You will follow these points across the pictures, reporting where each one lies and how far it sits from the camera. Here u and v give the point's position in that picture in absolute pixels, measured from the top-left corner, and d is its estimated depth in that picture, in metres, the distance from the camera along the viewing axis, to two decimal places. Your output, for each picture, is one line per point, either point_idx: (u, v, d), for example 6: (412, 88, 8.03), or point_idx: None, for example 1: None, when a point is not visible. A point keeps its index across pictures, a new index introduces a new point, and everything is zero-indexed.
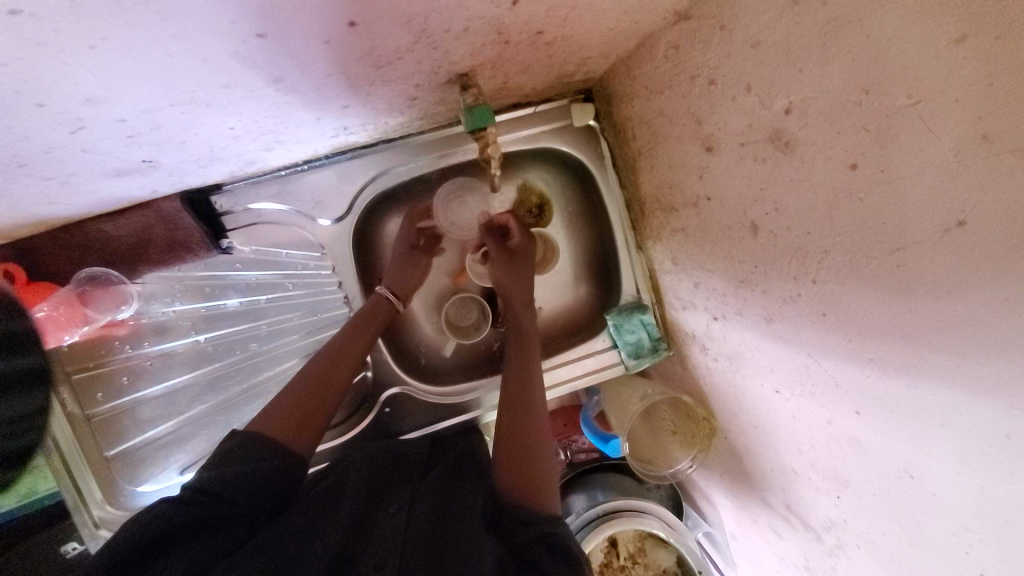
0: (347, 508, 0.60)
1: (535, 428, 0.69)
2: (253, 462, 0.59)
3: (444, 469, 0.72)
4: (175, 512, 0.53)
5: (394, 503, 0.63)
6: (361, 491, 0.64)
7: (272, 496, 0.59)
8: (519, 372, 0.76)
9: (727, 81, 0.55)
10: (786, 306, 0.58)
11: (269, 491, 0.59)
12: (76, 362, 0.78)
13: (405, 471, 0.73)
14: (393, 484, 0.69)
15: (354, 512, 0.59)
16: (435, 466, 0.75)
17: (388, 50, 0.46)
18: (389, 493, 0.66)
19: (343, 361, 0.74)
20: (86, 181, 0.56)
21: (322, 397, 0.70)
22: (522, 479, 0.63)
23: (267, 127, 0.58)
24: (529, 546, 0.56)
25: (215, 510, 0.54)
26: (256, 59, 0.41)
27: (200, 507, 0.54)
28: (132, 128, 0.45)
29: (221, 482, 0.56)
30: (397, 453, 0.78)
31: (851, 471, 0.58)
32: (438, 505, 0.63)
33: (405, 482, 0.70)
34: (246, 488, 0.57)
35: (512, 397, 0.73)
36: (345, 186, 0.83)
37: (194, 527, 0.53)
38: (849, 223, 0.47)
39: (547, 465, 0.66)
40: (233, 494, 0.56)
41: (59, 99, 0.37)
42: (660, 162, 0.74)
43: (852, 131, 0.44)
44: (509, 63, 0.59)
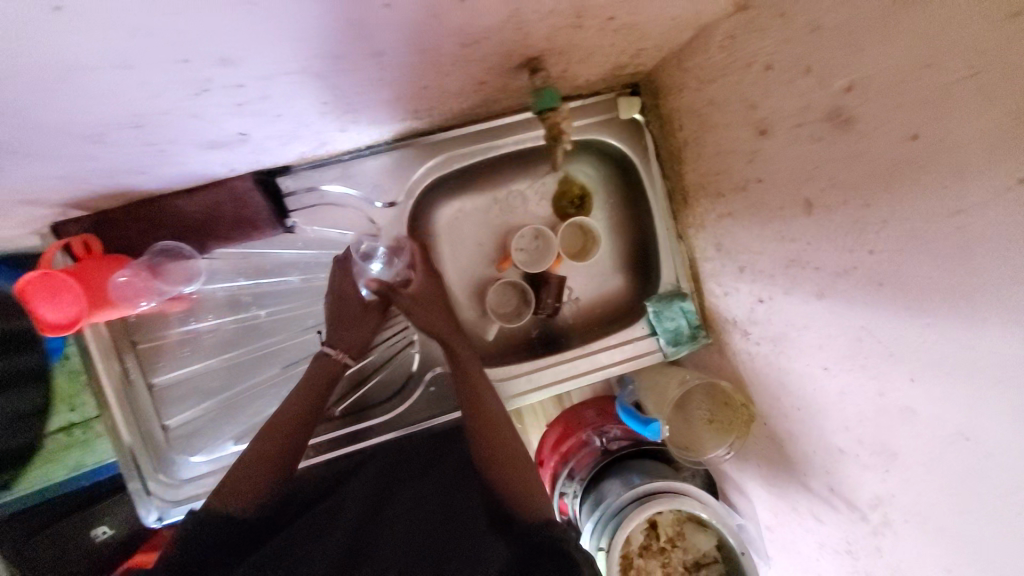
0: (348, 516, 0.66)
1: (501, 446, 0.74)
2: (227, 518, 0.66)
3: (444, 473, 0.77)
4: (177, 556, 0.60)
5: (398, 509, 0.68)
6: (362, 502, 0.70)
7: (252, 535, 0.67)
8: (484, 405, 0.79)
9: (785, 66, 0.59)
10: (840, 280, 0.61)
11: (248, 536, 0.67)
12: (141, 333, 0.83)
13: (409, 473, 0.79)
14: (399, 488, 0.75)
15: (355, 519, 0.66)
16: (443, 463, 0.81)
17: (480, 28, 0.50)
18: (396, 496, 0.72)
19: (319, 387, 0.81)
20: (181, 151, 0.60)
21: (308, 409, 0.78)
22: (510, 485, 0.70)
23: (351, 106, 0.62)
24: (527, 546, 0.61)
25: (208, 553, 0.62)
26: (371, 31, 0.45)
27: (195, 550, 0.61)
28: (246, 95, 0.49)
29: (207, 532, 0.64)
30: (403, 458, 0.84)
31: (900, 442, 0.60)
32: (438, 506, 0.69)
33: (410, 483, 0.76)
34: (230, 537, 0.65)
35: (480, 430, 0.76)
36: (401, 172, 0.87)
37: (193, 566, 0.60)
38: (910, 191, 0.49)
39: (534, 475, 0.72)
40: (220, 545, 0.63)
41: (200, 57, 0.41)
42: (707, 150, 0.77)
43: (912, 105, 0.47)
44: (576, 49, 0.63)
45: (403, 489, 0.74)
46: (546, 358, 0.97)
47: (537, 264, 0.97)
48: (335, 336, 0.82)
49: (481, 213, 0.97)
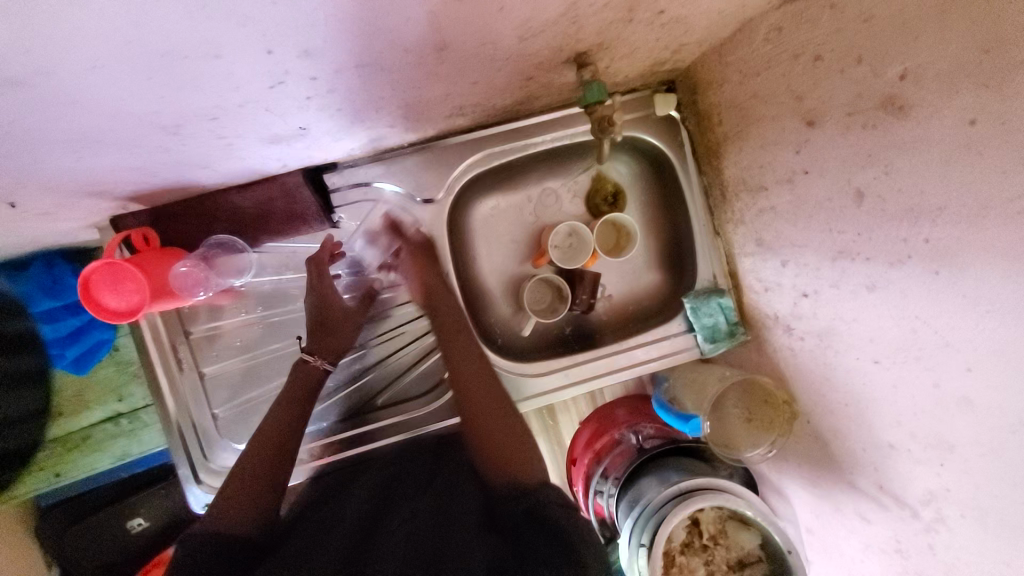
0: (346, 527, 0.61)
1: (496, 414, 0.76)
2: (225, 539, 0.59)
3: (447, 478, 0.71)
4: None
5: (399, 515, 0.62)
6: (360, 512, 0.64)
7: (252, 552, 0.60)
8: (462, 370, 0.80)
9: (835, 56, 0.59)
10: (892, 270, 0.60)
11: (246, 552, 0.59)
12: (191, 323, 0.86)
13: (410, 477, 0.74)
14: (400, 495, 0.68)
15: (352, 530, 0.60)
16: (447, 465, 0.76)
17: (538, 22, 0.52)
18: (397, 501, 0.66)
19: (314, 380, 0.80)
20: (245, 145, 0.63)
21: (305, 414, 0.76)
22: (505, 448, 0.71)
23: (405, 101, 0.64)
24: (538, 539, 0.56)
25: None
26: (438, 25, 0.47)
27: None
28: (314, 88, 0.52)
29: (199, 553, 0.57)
30: (403, 463, 0.79)
31: (959, 435, 0.59)
32: (438, 512, 0.63)
33: (411, 491, 0.69)
34: (224, 557, 0.57)
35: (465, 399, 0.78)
36: (442, 169, 0.89)
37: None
38: (969, 178, 0.49)
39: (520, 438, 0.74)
40: (219, 562, 0.56)
41: (283, 49, 0.43)
42: (749, 144, 0.78)
43: (972, 90, 0.47)
44: (623, 44, 0.65)
45: (404, 497, 0.68)
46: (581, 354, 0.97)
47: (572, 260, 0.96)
48: (316, 342, 0.82)
49: (516, 211, 0.99)
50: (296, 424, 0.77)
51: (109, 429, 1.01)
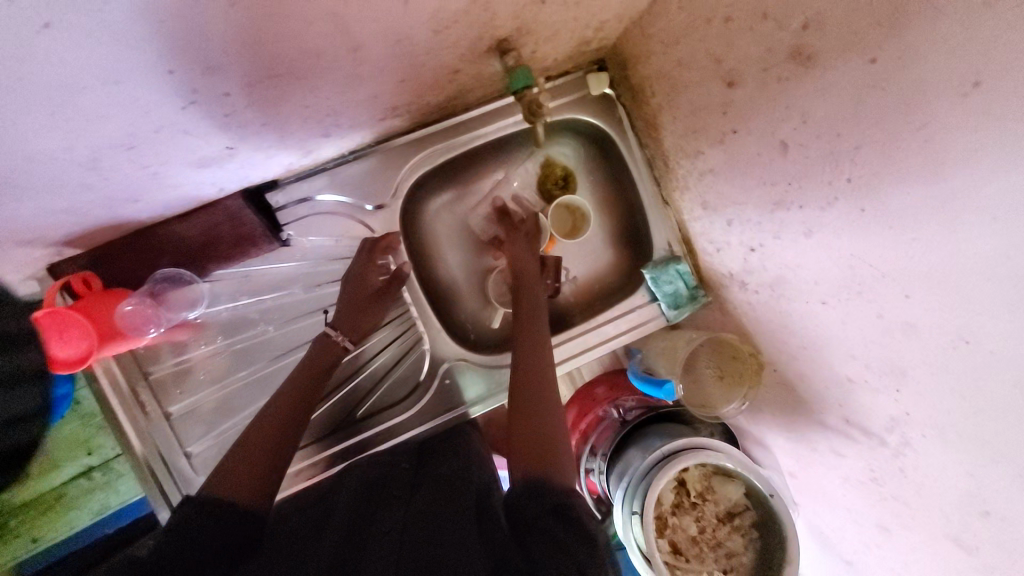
0: (335, 532, 0.59)
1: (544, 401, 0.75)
2: (218, 515, 0.59)
3: (435, 480, 0.70)
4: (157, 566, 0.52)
5: (387, 520, 0.61)
6: (348, 514, 0.63)
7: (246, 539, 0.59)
8: (534, 337, 0.82)
9: (743, 15, 0.61)
10: (823, 214, 0.63)
11: (238, 537, 0.58)
12: (152, 364, 0.84)
13: (392, 489, 0.70)
14: (386, 501, 0.67)
15: (342, 533, 0.58)
16: (432, 473, 0.73)
17: (448, 13, 0.52)
18: (381, 511, 0.63)
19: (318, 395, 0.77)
20: (173, 172, 0.61)
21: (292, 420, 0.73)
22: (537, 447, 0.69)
23: (332, 108, 0.63)
24: (544, 518, 0.57)
25: (197, 560, 0.54)
26: (344, 26, 0.47)
27: (173, 563, 0.53)
28: (231, 105, 0.51)
29: (187, 536, 0.56)
30: (385, 469, 0.76)
31: (907, 359, 0.62)
32: (428, 512, 0.62)
33: (400, 497, 0.68)
34: (216, 541, 0.56)
35: (525, 369, 0.79)
36: (388, 173, 0.89)
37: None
38: (876, 115, 0.52)
39: (561, 441, 0.70)
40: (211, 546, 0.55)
41: (186, 67, 0.42)
42: (681, 112, 0.80)
43: (868, 30, 0.49)
44: (541, 27, 0.65)
45: (394, 501, 0.66)
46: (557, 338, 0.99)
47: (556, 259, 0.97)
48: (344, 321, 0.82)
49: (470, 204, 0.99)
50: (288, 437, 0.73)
51: (83, 483, 0.98)
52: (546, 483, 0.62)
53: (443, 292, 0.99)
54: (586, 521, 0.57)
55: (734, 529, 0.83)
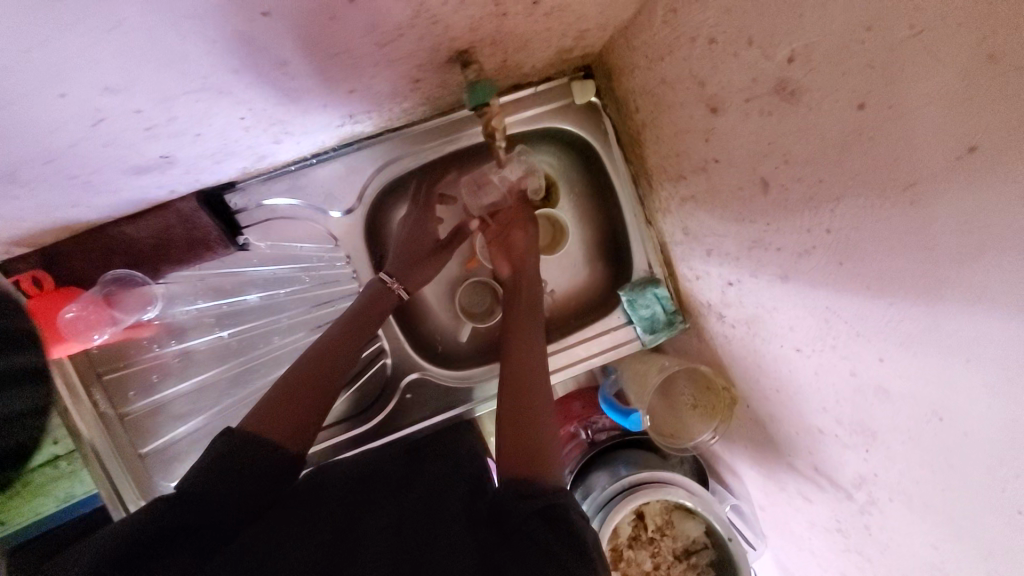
0: (333, 521, 0.59)
1: (533, 406, 0.73)
2: (239, 463, 0.58)
3: (433, 477, 0.68)
4: (171, 510, 0.52)
5: (381, 516, 0.60)
6: (344, 508, 0.62)
7: (262, 490, 0.58)
8: (523, 341, 0.81)
9: (727, 38, 0.55)
10: (801, 261, 0.58)
11: (255, 486, 0.58)
12: (106, 363, 0.80)
13: (387, 482, 0.69)
14: (379, 494, 0.66)
15: (342, 524, 0.58)
16: (425, 467, 0.73)
17: (390, 26, 0.47)
18: (372, 504, 0.63)
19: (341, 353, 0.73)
20: (107, 180, 0.58)
21: (320, 376, 0.70)
22: (526, 450, 0.66)
23: (277, 116, 0.59)
24: (531, 522, 0.56)
25: (209, 512, 0.54)
26: (263, 42, 0.42)
27: (186, 511, 0.53)
28: (149, 119, 0.48)
29: (204, 483, 0.55)
30: (381, 464, 0.75)
31: (878, 422, 0.57)
32: (424, 510, 0.61)
33: (395, 491, 0.66)
34: (229, 491, 0.56)
35: (512, 370, 0.77)
36: (354, 178, 0.84)
37: (182, 533, 0.52)
38: (859, 165, 0.46)
39: (552, 441, 0.69)
40: (224, 497, 0.55)
41: (81, 89, 0.39)
42: (664, 132, 0.74)
43: (857, 71, 0.43)
44: (509, 38, 0.60)
45: (390, 495, 0.65)
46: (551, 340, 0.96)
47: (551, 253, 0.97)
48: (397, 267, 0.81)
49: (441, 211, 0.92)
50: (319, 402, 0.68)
51: (48, 472, 0.73)
52: (534, 485, 0.61)
53: (413, 302, 0.95)
54: (575, 527, 0.55)
55: (689, 567, 0.81)
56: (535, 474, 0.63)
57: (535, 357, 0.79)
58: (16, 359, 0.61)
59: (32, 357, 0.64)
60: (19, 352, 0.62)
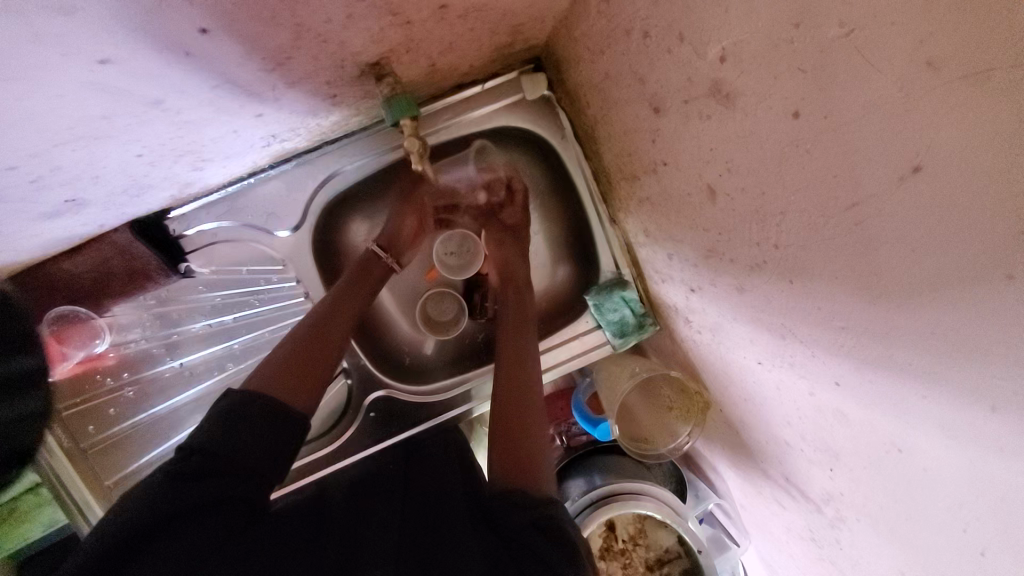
0: (339, 523, 0.58)
1: (529, 414, 0.70)
2: (240, 432, 0.56)
3: (425, 480, 0.68)
4: (167, 494, 0.49)
5: (375, 516, 0.58)
6: (345, 511, 0.61)
7: (265, 462, 0.56)
8: (515, 346, 0.78)
9: (660, 32, 0.49)
10: (754, 274, 0.53)
11: (259, 457, 0.56)
12: (66, 399, 0.78)
13: (383, 485, 0.68)
14: (373, 493, 0.65)
15: (346, 526, 0.57)
16: (420, 469, 0.73)
17: (270, 50, 0.43)
18: (366, 504, 0.62)
19: (333, 338, 0.70)
20: (19, 227, 0.56)
21: (318, 353, 0.68)
22: (518, 459, 0.64)
23: (184, 148, 0.55)
24: (527, 531, 0.53)
25: (209, 491, 0.51)
26: (121, 86, 0.38)
27: (184, 488, 0.50)
28: (30, 172, 0.45)
29: (208, 455, 0.54)
30: (377, 469, 0.75)
31: (840, 443, 0.53)
32: (417, 511, 0.60)
33: (387, 493, 0.66)
34: (232, 463, 0.54)
35: (505, 373, 0.75)
36: (296, 194, 0.81)
37: (177, 516, 0.49)
38: (802, 178, 0.41)
39: (542, 452, 0.66)
40: (225, 469, 0.54)
41: None
42: (615, 130, 0.69)
43: (788, 75, 0.38)
44: (425, 44, 0.55)
45: (382, 496, 0.64)
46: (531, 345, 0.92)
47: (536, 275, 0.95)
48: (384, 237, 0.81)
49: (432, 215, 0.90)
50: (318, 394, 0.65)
51: (31, 499, 0.73)
52: (527, 493, 0.58)
53: (374, 316, 0.93)
54: (571, 536, 0.54)
55: None
56: (522, 482, 0.60)
57: (528, 365, 0.76)
58: (21, 362, 0.66)
59: (29, 362, 0.67)
60: (23, 354, 0.66)
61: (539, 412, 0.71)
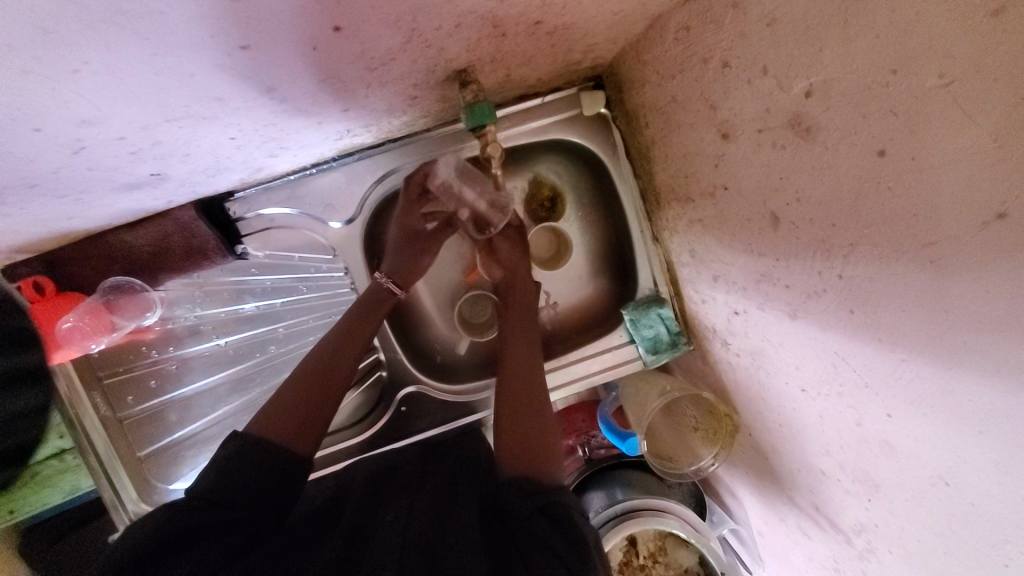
0: (354, 511, 0.60)
1: (541, 417, 0.71)
2: (254, 458, 0.58)
3: (441, 477, 0.69)
4: (184, 513, 0.52)
5: (392, 511, 0.59)
6: (364, 503, 0.62)
7: (275, 493, 0.57)
8: (525, 350, 0.79)
9: (742, 63, 0.52)
10: (810, 302, 0.55)
11: (269, 482, 0.57)
12: (107, 368, 0.80)
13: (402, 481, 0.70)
14: (393, 490, 0.67)
15: (358, 517, 0.59)
16: (434, 467, 0.74)
17: (379, 51, 0.45)
18: (389, 500, 0.63)
19: (354, 344, 0.74)
20: (99, 196, 0.58)
21: (340, 364, 0.71)
22: (527, 455, 0.65)
23: (269, 135, 0.57)
24: (535, 520, 0.55)
25: (222, 512, 0.53)
26: (244, 72, 0.41)
27: (198, 512, 0.52)
28: (132, 145, 0.47)
29: (221, 480, 0.56)
30: (394, 463, 0.77)
31: (882, 474, 0.53)
32: (435, 505, 0.60)
33: (406, 489, 0.66)
34: (242, 490, 0.55)
35: (515, 372, 0.76)
36: (354, 188, 0.83)
37: (195, 534, 0.51)
38: (878, 215, 0.43)
39: (552, 451, 0.67)
40: (242, 493, 0.55)
41: (55, 123, 0.38)
42: (674, 151, 0.72)
43: (879, 115, 0.40)
44: (510, 55, 0.57)
45: (401, 492, 0.65)
46: (564, 356, 0.93)
47: (573, 286, 0.96)
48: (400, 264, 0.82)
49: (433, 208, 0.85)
50: (337, 395, 0.70)
51: (54, 464, 0.77)
52: (533, 483, 0.59)
53: (410, 312, 0.94)
54: (581, 526, 0.55)
55: None
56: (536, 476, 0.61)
57: (535, 365, 0.77)
58: (21, 358, 0.72)
59: (27, 358, 0.72)
60: (25, 351, 0.72)
61: (548, 415, 0.72)
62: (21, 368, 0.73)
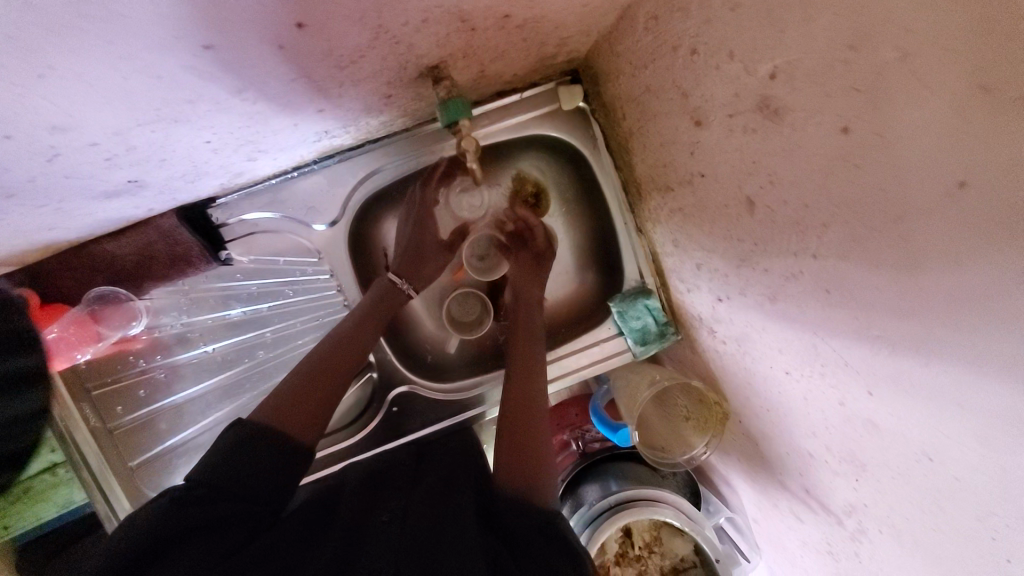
0: (349, 509, 0.60)
1: (539, 425, 0.71)
2: (260, 454, 0.59)
3: (434, 478, 0.69)
4: (179, 510, 0.51)
5: (386, 511, 0.59)
6: (358, 501, 0.62)
7: (271, 488, 0.58)
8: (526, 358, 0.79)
9: (710, 49, 0.53)
10: (788, 284, 0.55)
11: (269, 477, 0.58)
12: (96, 379, 0.79)
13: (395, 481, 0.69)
14: (385, 489, 0.67)
15: (351, 514, 0.59)
16: (428, 468, 0.74)
17: (348, 48, 0.46)
18: (381, 499, 0.63)
19: (347, 345, 0.74)
20: (79, 205, 0.58)
21: (329, 366, 0.71)
22: (522, 463, 0.65)
23: (245, 138, 0.57)
24: (531, 536, 0.55)
25: (220, 509, 0.53)
26: (214, 73, 0.41)
27: (193, 509, 0.52)
28: (108, 151, 0.47)
29: (219, 477, 0.55)
30: (387, 463, 0.77)
31: (868, 453, 0.54)
32: (428, 506, 0.60)
33: (398, 489, 0.66)
34: (241, 487, 0.56)
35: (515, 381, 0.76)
36: (337, 190, 0.83)
37: (188, 531, 0.50)
38: (847, 193, 0.43)
39: (546, 460, 0.68)
40: (244, 489, 0.56)
41: (26, 130, 0.38)
42: (652, 141, 0.72)
43: (842, 93, 0.40)
44: (481, 50, 0.58)
45: (393, 492, 0.65)
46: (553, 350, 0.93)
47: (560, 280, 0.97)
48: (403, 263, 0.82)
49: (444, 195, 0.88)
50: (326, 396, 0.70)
51: (47, 479, 0.74)
52: (530, 501, 0.60)
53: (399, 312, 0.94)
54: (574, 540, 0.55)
55: None
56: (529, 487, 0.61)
57: (535, 374, 0.77)
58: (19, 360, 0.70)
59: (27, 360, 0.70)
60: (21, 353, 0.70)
61: (545, 422, 0.72)
62: (19, 372, 0.70)
